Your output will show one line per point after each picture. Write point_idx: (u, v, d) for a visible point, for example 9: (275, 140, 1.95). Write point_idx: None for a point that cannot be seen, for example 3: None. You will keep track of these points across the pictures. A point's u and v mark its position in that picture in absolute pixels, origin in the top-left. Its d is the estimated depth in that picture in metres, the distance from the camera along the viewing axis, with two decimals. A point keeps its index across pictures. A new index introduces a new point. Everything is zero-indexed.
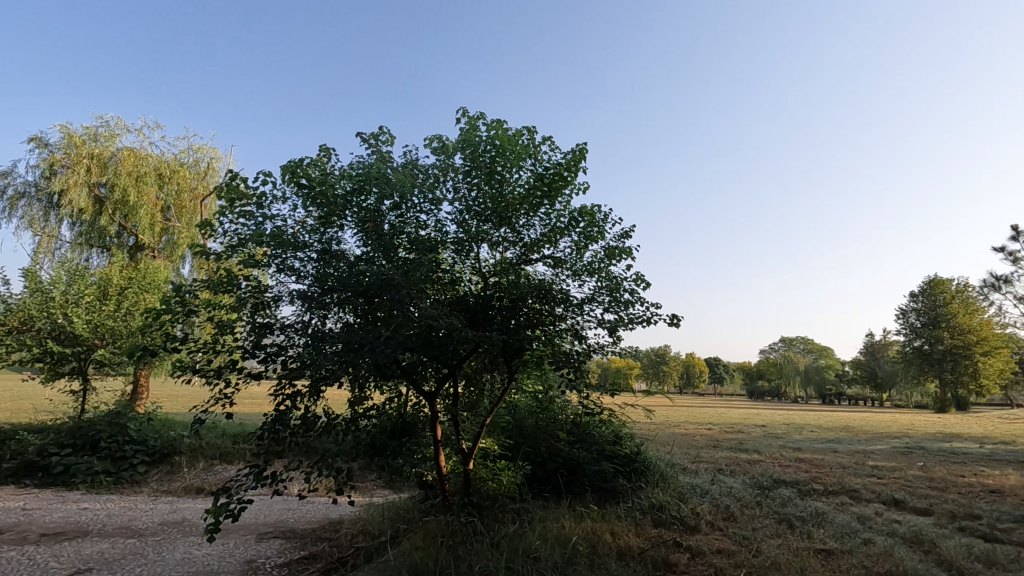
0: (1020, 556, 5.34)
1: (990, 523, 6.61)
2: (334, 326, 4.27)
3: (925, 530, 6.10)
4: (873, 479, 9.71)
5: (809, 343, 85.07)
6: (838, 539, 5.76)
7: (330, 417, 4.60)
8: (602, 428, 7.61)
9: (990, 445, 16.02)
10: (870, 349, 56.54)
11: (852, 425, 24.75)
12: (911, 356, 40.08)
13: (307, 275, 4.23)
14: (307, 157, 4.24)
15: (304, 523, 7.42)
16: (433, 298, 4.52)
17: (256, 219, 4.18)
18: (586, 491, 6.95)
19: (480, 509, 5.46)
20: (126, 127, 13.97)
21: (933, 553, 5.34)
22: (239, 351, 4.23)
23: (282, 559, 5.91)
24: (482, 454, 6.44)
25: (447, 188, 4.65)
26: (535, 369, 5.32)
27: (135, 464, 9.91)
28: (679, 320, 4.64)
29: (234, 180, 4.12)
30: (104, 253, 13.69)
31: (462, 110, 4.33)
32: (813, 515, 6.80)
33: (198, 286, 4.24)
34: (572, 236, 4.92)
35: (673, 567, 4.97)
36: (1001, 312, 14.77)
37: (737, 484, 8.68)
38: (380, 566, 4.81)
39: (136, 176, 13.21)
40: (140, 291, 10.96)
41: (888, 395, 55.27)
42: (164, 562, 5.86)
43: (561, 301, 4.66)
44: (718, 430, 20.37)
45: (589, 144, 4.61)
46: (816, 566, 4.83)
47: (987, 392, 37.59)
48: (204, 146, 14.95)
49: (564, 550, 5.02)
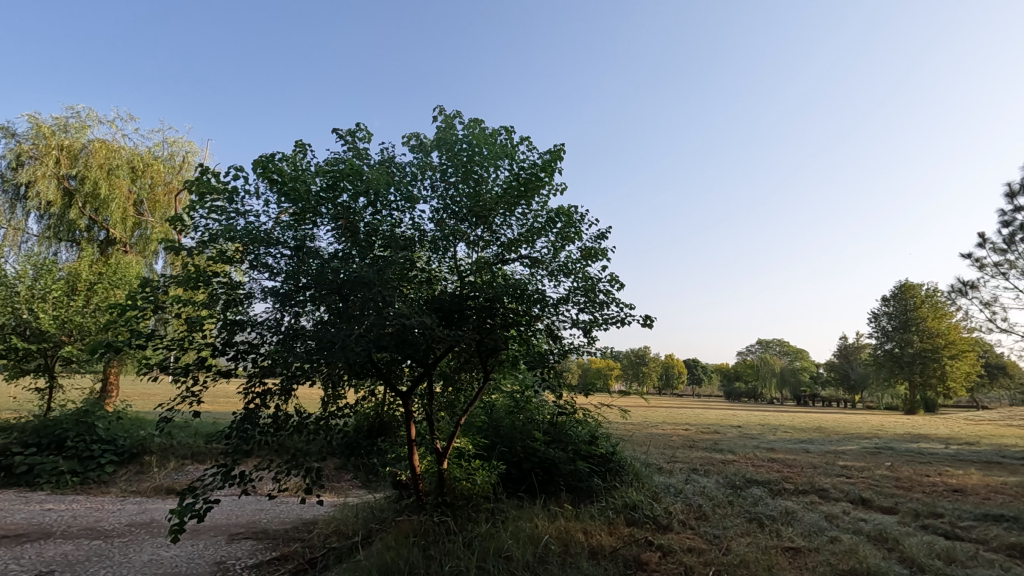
0: (978, 553, 5.50)
1: (951, 522, 6.80)
2: (308, 324, 4.19)
3: (889, 529, 6.26)
4: (842, 479, 9.91)
5: (785, 346, 86.77)
6: (806, 538, 5.88)
7: (301, 417, 4.57)
8: (579, 428, 7.70)
9: (955, 445, 16.42)
10: (843, 352, 57.88)
11: (823, 425, 25.47)
12: (882, 359, 41.11)
13: (280, 272, 4.17)
14: (280, 152, 4.18)
15: (277, 523, 7.34)
16: (408, 296, 4.48)
17: (228, 215, 4.12)
18: (561, 491, 6.95)
19: (454, 509, 5.47)
20: (98, 118, 13.65)
21: (896, 551, 5.48)
22: (209, 349, 4.17)
23: (254, 559, 5.84)
24: (457, 453, 6.44)
25: (424, 186, 4.64)
26: (511, 369, 5.34)
27: (103, 464, 9.69)
28: (652, 321, 4.72)
29: (205, 175, 4.05)
30: (73, 247, 13.32)
31: (438, 108, 4.34)
32: (783, 514, 6.91)
33: (168, 282, 4.14)
34: (549, 237, 4.94)
35: (643, 566, 5.02)
36: (967, 317, 15.22)
37: (711, 483, 8.80)
38: (351, 566, 4.76)
39: (107, 168, 12.90)
40: (110, 287, 10.69)
41: (860, 397, 56.59)
42: (131, 563, 5.75)
43: (536, 302, 4.66)
44: (694, 430, 20.59)
45: (566, 145, 4.66)
46: (783, 564, 4.92)
47: (953, 393, 38.68)
48: (179, 140, 14.66)
49: (536, 550, 5.04)
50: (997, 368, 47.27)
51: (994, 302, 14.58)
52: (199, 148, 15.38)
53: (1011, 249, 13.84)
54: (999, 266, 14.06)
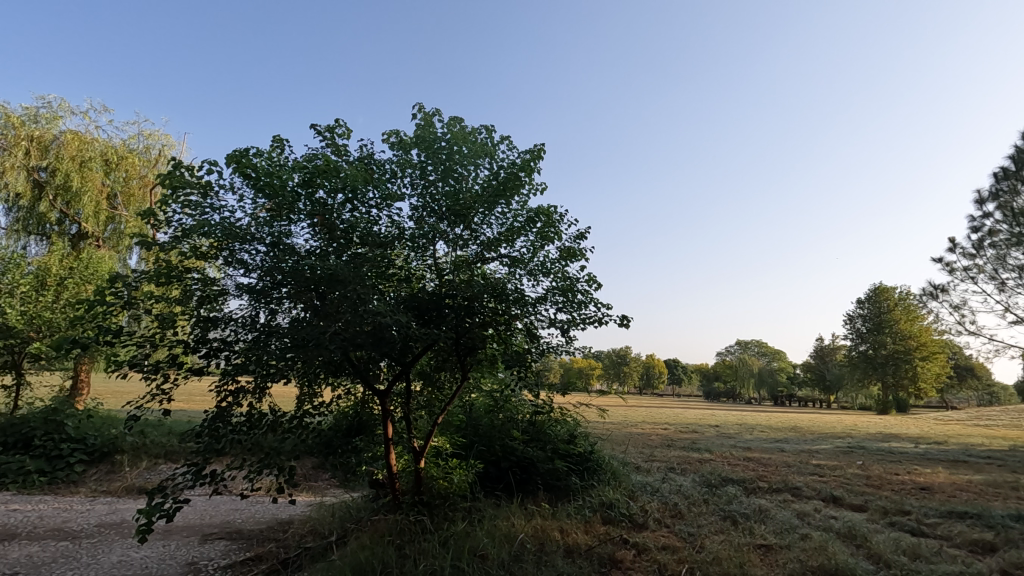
0: (942, 548, 5.66)
1: (917, 519, 6.98)
2: (283, 321, 4.15)
3: (858, 526, 6.40)
4: (814, 477, 10.11)
5: (764, 347, 88.03)
6: (778, 535, 5.99)
7: (276, 415, 4.51)
8: (557, 428, 7.75)
9: (924, 445, 16.78)
10: (819, 352, 58.81)
11: (799, 425, 25.81)
12: (857, 360, 42.00)
13: (255, 269, 4.11)
14: (255, 147, 4.10)
15: (252, 523, 7.24)
16: (386, 294, 4.46)
17: (202, 210, 4.04)
18: (538, 490, 6.98)
19: (430, 508, 5.47)
20: (70, 109, 13.31)
21: (864, 547, 5.62)
22: (181, 346, 4.10)
23: (227, 559, 5.76)
24: (434, 452, 6.43)
25: (404, 184, 4.64)
26: (488, 369, 5.36)
27: (72, 464, 9.46)
28: (629, 321, 4.77)
29: (178, 169, 3.98)
30: (43, 241, 12.95)
31: (417, 105, 4.33)
32: (756, 512, 7.04)
33: (139, 277, 4.06)
34: (528, 236, 4.96)
35: (618, 563, 5.07)
36: (937, 319, 15.62)
37: (686, 482, 8.91)
38: (324, 566, 4.70)
39: (79, 161, 12.60)
40: (81, 281, 10.40)
41: (834, 397, 57.69)
42: (99, 564, 5.63)
43: (515, 301, 4.66)
44: (672, 430, 20.78)
45: (546, 145, 4.68)
46: (754, 561, 5.01)
47: (924, 394, 39.63)
48: (155, 133, 14.41)
49: (511, 548, 5.05)
50: (965, 369, 48.80)
51: (963, 305, 15.01)
52: (176, 142, 15.10)
53: (979, 254, 14.25)
54: (968, 270, 14.47)
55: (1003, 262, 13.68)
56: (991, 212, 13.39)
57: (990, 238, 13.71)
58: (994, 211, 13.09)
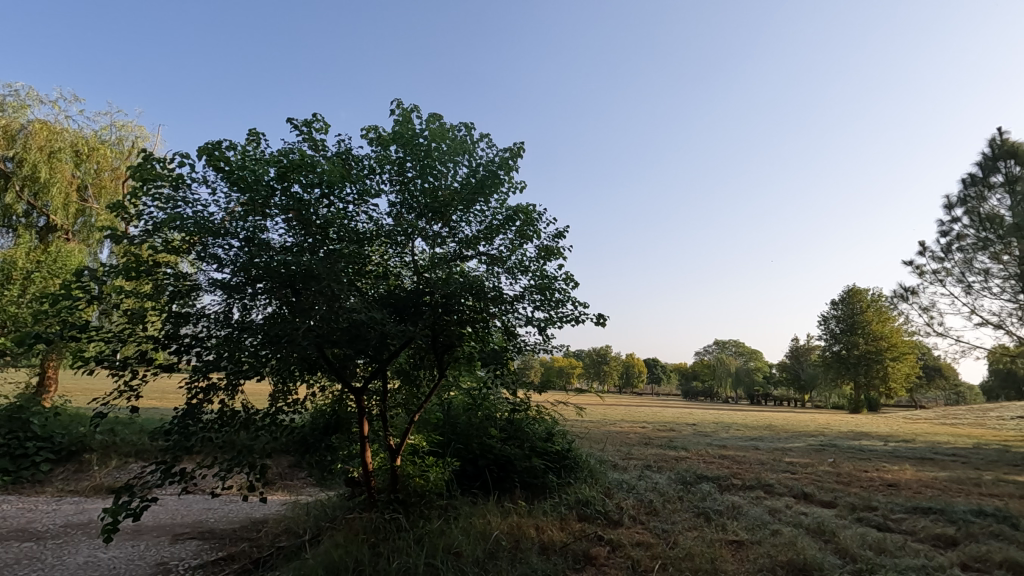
0: (905, 543, 5.82)
1: (884, 514, 7.17)
2: (258, 317, 4.09)
3: (827, 521, 6.54)
4: (787, 474, 10.32)
5: (741, 347, 89.32)
6: (750, 531, 6.09)
7: (249, 412, 4.44)
8: (535, 426, 7.77)
9: (893, 443, 17.19)
10: (794, 352, 59.85)
11: (775, 425, 25.88)
12: (830, 360, 42.89)
13: (228, 264, 4.02)
14: (229, 140, 4.04)
15: (224, 523, 7.11)
16: (362, 291, 4.43)
17: (174, 204, 3.96)
18: (515, 487, 7.00)
19: (406, 506, 5.47)
20: (39, 98, 12.93)
21: (832, 542, 5.75)
22: (152, 342, 4.02)
23: (198, 560, 5.65)
24: (411, 450, 6.42)
25: (382, 180, 4.61)
26: (466, 367, 5.37)
27: (38, 463, 9.22)
28: (605, 320, 4.82)
29: (149, 161, 3.90)
30: (8, 234, 12.38)
31: (395, 101, 4.30)
32: (729, 508, 7.16)
33: (108, 271, 3.96)
34: (507, 235, 4.97)
35: (592, 560, 5.11)
36: (907, 320, 16.05)
37: (662, 479, 9.02)
38: (295, 565, 4.64)
39: (48, 152, 12.24)
40: (48, 275, 10.11)
41: (809, 397, 58.89)
42: (64, 566, 5.49)
43: (493, 299, 4.66)
44: (650, 428, 20.98)
45: (525, 144, 4.70)
46: (726, 557, 5.09)
47: (894, 393, 40.69)
48: (128, 125, 14.12)
49: (486, 546, 5.08)
50: (934, 369, 50.35)
51: (931, 307, 15.46)
52: (150, 134, 14.83)
53: (948, 258, 14.67)
54: (937, 273, 14.90)
55: (970, 266, 14.10)
56: (959, 217, 13.80)
57: (958, 242, 14.11)
58: (963, 216, 13.49)
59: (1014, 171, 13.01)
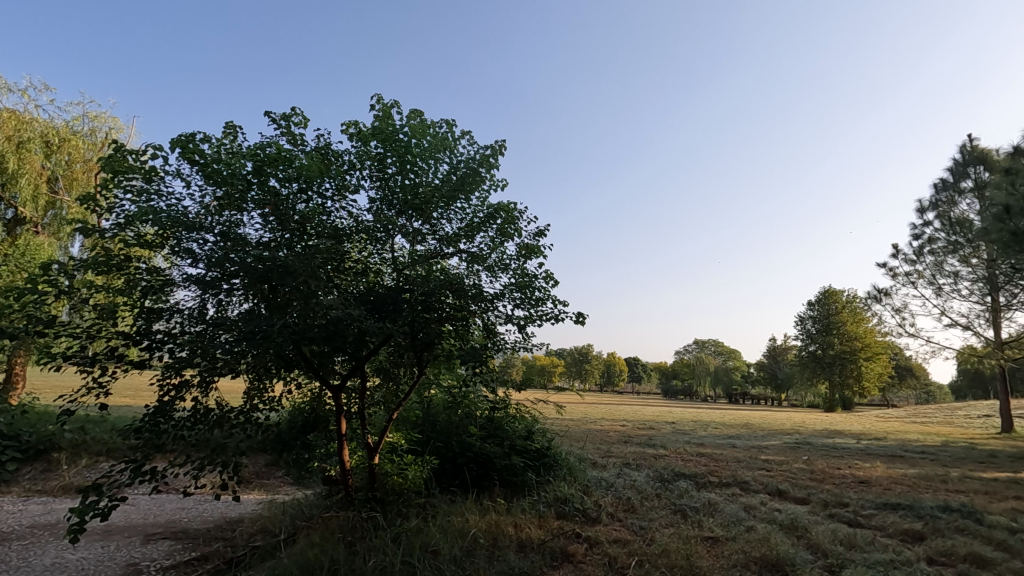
0: (875, 538, 5.96)
1: (854, 510, 7.34)
2: (234, 313, 4.02)
3: (799, 517, 6.68)
4: (762, 472, 10.50)
5: (720, 347, 90.38)
6: (725, 527, 6.18)
7: (223, 410, 4.34)
8: (515, 424, 7.76)
9: (865, 441, 17.59)
10: (772, 352, 60.82)
11: (753, 425, 24.79)
12: (806, 360, 43.67)
13: (202, 258, 3.94)
14: (203, 132, 3.95)
15: (198, 522, 6.98)
16: (341, 288, 4.37)
17: (146, 196, 3.87)
18: (495, 485, 6.99)
19: (383, 504, 5.42)
20: (7, 86, 12.52)
21: (805, 538, 5.86)
22: (122, 339, 3.92)
23: (171, 560, 5.53)
24: (389, 448, 6.38)
25: (362, 176, 4.56)
26: (446, 365, 5.34)
27: (4, 462, 8.96)
28: (584, 319, 4.84)
29: (120, 152, 3.80)
30: None
31: (375, 96, 4.27)
32: (705, 505, 7.25)
33: (77, 266, 3.85)
34: (488, 232, 4.96)
35: (570, 556, 5.15)
36: (880, 320, 16.44)
37: (641, 477, 9.10)
38: (270, 565, 4.57)
39: (16, 141, 11.87)
40: (15, 269, 9.81)
41: (785, 396, 59.94)
42: (30, 567, 5.35)
43: (473, 296, 4.64)
44: (629, 426, 21.14)
45: (506, 142, 4.70)
46: (701, 553, 5.16)
47: (867, 393, 41.65)
48: (101, 115, 13.81)
49: (463, 543, 5.07)
50: (905, 369, 51.74)
51: (903, 309, 15.87)
52: (124, 125, 14.48)
53: (919, 261, 15.08)
54: (908, 275, 15.30)
55: (940, 268, 14.49)
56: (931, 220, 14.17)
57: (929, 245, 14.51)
58: (935, 220, 13.85)
59: (983, 176, 13.40)
